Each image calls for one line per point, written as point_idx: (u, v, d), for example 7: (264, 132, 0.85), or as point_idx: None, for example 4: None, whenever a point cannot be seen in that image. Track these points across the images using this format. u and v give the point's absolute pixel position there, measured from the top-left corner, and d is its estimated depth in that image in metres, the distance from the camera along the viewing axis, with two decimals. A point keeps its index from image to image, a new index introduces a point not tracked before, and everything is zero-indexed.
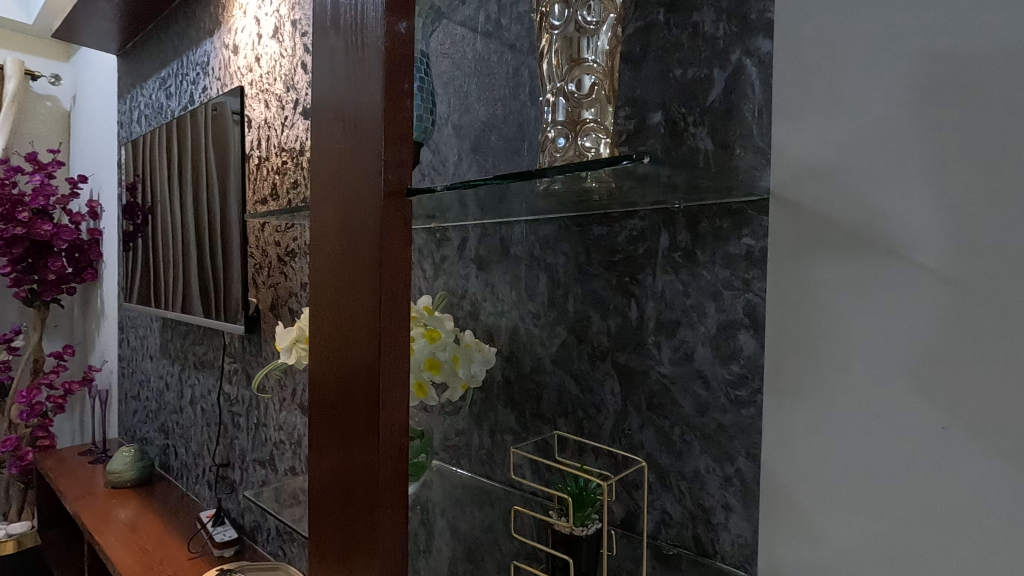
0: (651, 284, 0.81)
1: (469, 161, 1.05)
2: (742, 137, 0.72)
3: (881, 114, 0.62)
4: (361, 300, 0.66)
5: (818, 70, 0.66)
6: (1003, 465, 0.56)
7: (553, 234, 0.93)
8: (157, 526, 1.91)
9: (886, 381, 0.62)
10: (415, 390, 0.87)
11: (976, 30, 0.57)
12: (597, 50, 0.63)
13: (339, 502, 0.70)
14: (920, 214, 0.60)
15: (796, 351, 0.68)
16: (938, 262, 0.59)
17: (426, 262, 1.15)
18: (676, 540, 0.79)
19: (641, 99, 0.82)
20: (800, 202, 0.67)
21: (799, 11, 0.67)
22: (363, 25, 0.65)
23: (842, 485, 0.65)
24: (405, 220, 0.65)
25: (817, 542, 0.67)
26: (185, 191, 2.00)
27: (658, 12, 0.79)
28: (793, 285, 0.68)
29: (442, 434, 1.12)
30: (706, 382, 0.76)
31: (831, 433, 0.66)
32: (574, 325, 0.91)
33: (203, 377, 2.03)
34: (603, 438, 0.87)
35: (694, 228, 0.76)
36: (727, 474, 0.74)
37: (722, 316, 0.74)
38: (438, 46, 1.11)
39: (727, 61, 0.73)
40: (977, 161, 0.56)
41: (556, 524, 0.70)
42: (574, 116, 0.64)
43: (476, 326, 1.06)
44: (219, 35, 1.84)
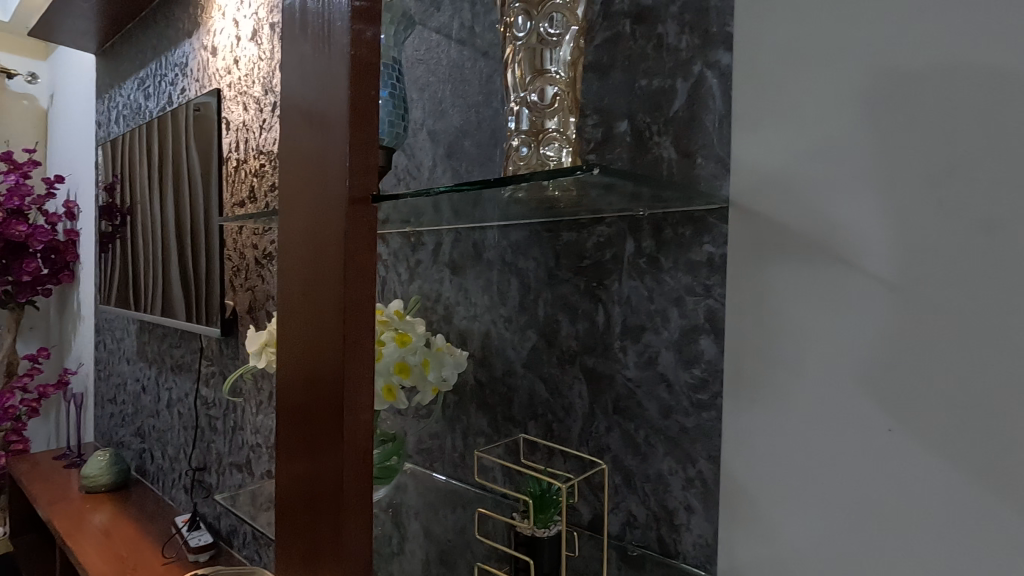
0: (617, 290, 0.83)
1: (444, 166, 1.06)
2: (703, 146, 0.74)
3: (832, 126, 0.64)
4: (326, 304, 0.66)
5: (775, 83, 0.68)
6: (944, 466, 0.58)
7: (524, 239, 0.94)
8: (132, 531, 1.89)
9: (838, 385, 0.64)
10: (386, 395, 0.87)
11: (920, 48, 0.59)
12: (560, 61, 0.65)
13: (306, 506, 0.70)
14: (868, 223, 0.62)
15: (754, 355, 0.70)
16: (884, 270, 0.61)
17: (401, 266, 1.16)
18: (641, 541, 0.80)
19: (608, 107, 0.83)
20: (757, 211, 0.69)
21: (757, 25, 0.69)
22: (329, 32, 0.66)
23: (796, 486, 0.67)
24: (371, 226, 0.66)
25: (773, 541, 0.69)
26: (164, 192, 1.98)
27: (625, 24, 0.81)
28: (751, 291, 0.70)
29: (417, 437, 1.13)
30: (669, 385, 0.77)
31: (786, 435, 0.68)
32: (543, 329, 0.92)
33: (180, 380, 2.01)
34: (571, 441, 0.89)
35: (658, 235, 0.78)
36: (688, 475, 0.76)
37: (684, 321, 0.76)
38: (413, 52, 1.12)
39: (690, 72, 0.75)
40: (921, 173, 0.59)
41: (517, 526, 0.72)
42: (537, 125, 0.65)
43: (450, 330, 1.07)
44: (198, 37, 1.83)
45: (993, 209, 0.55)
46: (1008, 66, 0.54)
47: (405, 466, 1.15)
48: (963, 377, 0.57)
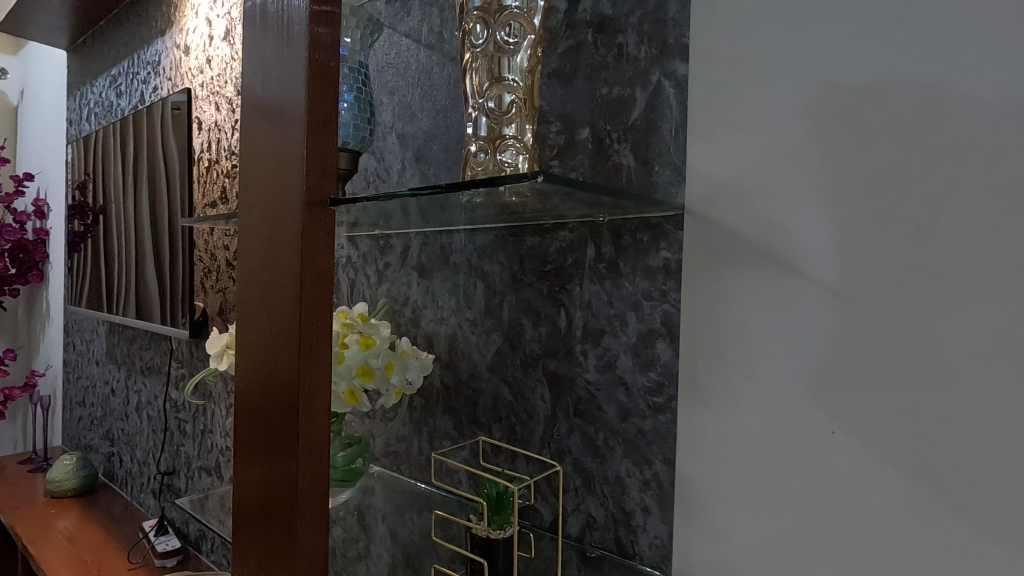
0: (579, 294, 0.84)
1: (412, 170, 1.06)
2: (661, 154, 0.75)
3: (781, 137, 0.66)
4: (283, 307, 0.66)
5: (727, 93, 0.70)
6: (883, 467, 0.60)
7: (489, 243, 0.95)
8: (98, 537, 1.85)
9: (785, 389, 0.66)
10: (347, 398, 0.85)
11: (862, 63, 0.61)
12: (517, 69, 0.66)
13: (262, 509, 0.70)
14: (814, 232, 0.64)
15: (707, 360, 0.72)
16: (829, 277, 0.63)
17: (370, 269, 1.16)
18: (599, 542, 0.81)
19: (571, 114, 0.84)
20: (710, 218, 0.71)
21: (712, 37, 0.71)
22: (288, 34, 0.66)
23: (746, 487, 0.69)
24: (328, 229, 0.66)
25: (723, 542, 0.71)
26: (137, 193, 1.96)
27: (587, 32, 0.82)
28: (705, 297, 0.72)
29: (384, 440, 1.13)
30: (627, 389, 0.79)
31: (736, 438, 0.70)
32: (507, 332, 0.93)
33: (150, 383, 1.98)
34: (534, 444, 0.89)
35: (618, 241, 0.79)
36: (645, 477, 0.77)
37: (642, 325, 0.77)
38: (383, 55, 1.12)
39: (648, 82, 0.76)
40: (863, 184, 0.61)
41: (473, 528, 0.73)
42: (493, 131, 0.66)
43: (417, 333, 1.07)
44: (171, 35, 1.81)
45: (928, 219, 0.57)
46: (942, 82, 0.57)
47: (372, 470, 1.15)
48: (900, 380, 0.59)
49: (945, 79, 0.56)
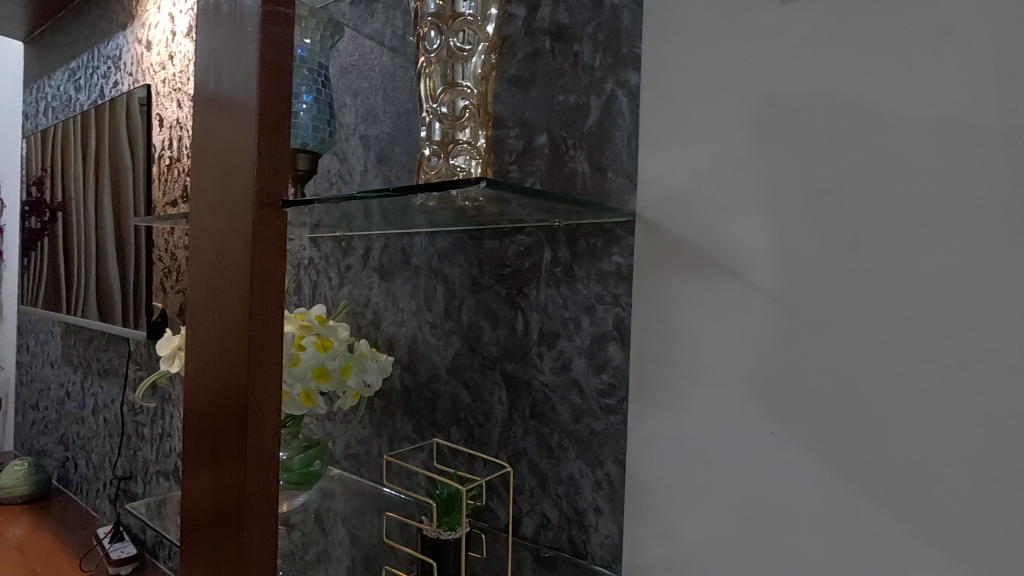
0: (535, 298, 0.85)
1: (375, 172, 1.06)
2: (614, 161, 0.77)
3: (726, 148, 0.68)
4: (233, 309, 0.66)
5: (677, 104, 0.72)
6: (818, 467, 0.62)
7: (450, 246, 0.96)
8: (49, 544, 1.80)
9: (729, 391, 0.68)
10: (302, 400, 0.86)
11: (801, 78, 0.64)
12: (471, 76, 0.67)
13: (210, 515, 0.69)
14: (756, 239, 0.66)
15: (656, 362, 0.74)
16: (770, 284, 0.65)
17: (331, 270, 1.16)
18: (553, 542, 0.83)
19: (529, 120, 0.85)
20: (661, 224, 0.73)
21: (663, 49, 0.73)
22: (240, 34, 0.66)
23: (692, 487, 0.71)
24: (280, 231, 0.66)
25: (671, 541, 0.72)
26: (97, 190, 1.91)
27: (545, 40, 0.84)
28: (654, 301, 0.74)
29: (344, 443, 1.12)
30: (581, 390, 0.80)
31: (682, 439, 0.72)
32: (466, 334, 0.94)
33: (107, 385, 1.93)
34: (491, 445, 0.90)
35: (573, 246, 0.81)
36: (598, 478, 0.79)
37: (595, 329, 0.79)
38: (347, 56, 1.12)
39: (603, 90, 0.78)
40: (801, 195, 0.63)
41: (422, 528, 0.73)
42: (447, 136, 0.67)
43: (378, 335, 1.07)
44: (133, 30, 1.77)
45: (860, 229, 0.60)
46: (873, 98, 0.59)
47: (331, 472, 1.14)
48: (834, 383, 0.61)
49: (875, 96, 0.59)
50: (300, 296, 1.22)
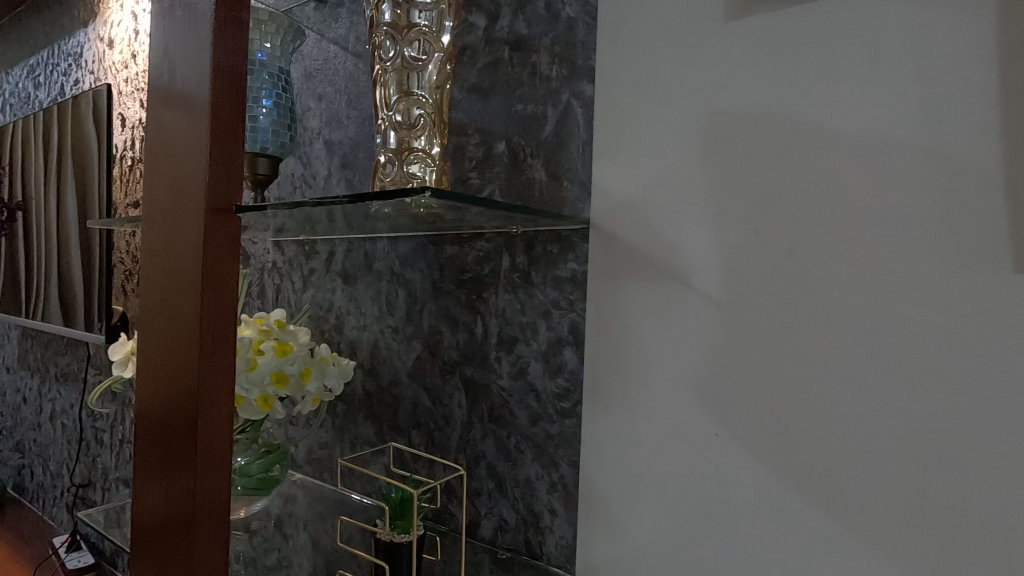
0: (494, 303, 0.86)
1: (338, 177, 1.06)
2: (569, 170, 0.79)
3: (674, 159, 0.70)
4: (184, 314, 0.65)
5: (629, 115, 0.74)
6: (759, 467, 0.65)
7: (411, 251, 0.96)
8: (2, 555, 1.74)
9: (675, 394, 0.70)
10: (260, 405, 0.85)
11: (743, 93, 0.66)
12: (425, 84, 0.68)
13: (161, 522, 0.68)
14: (702, 248, 0.68)
15: (609, 366, 0.75)
16: (714, 291, 0.67)
17: (295, 274, 1.15)
18: (510, 544, 0.84)
19: (488, 128, 0.87)
20: (613, 232, 0.75)
21: (615, 62, 0.75)
22: (193, 38, 0.66)
23: (642, 488, 0.73)
24: (233, 236, 0.66)
25: (622, 541, 0.74)
26: (57, 190, 1.87)
27: (504, 50, 0.85)
28: (607, 306, 0.76)
29: (306, 448, 1.12)
30: (537, 394, 0.82)
31: (633, 442, 0.73)
32: (427, 339, 0.94)
33: (65, 390, 1.88)
34: (451, 449, 0.91)
35: (530, 252, 0.82)
36: (553, 480, 0.80)
37: (551, 333, 0.81)
38: (311, 60, 1.12)
39: (559, 100, 0.80)
40: (743, 206, 0.66)
41: (376, 532, 0.74)
42: (402, 144, 0.68)
43: (340, 340, 1.07)
44: (94, 28, 1.74)
45: (798, 239, 0.63)
46: (809, 114, 0.62)
47: (294, 477, 1.14)
48: (774, 387, 0.64)
49: (810, 112, 0.62)
50: (262, 300, 1.21)
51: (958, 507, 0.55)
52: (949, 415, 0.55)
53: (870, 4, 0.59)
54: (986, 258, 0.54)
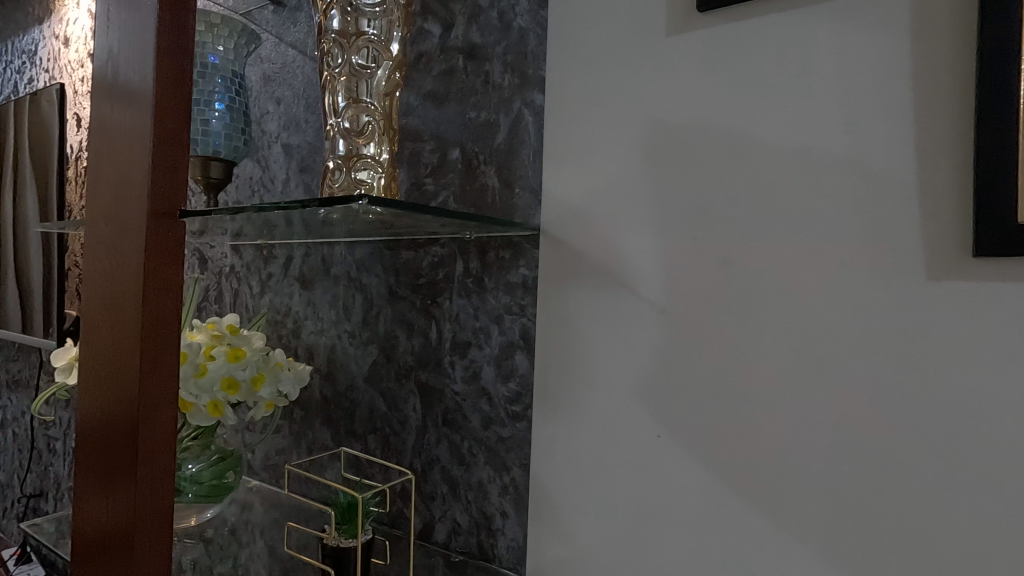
0: (448, 307, 0.87)
1: (296, 181, 1.06)
2: (521, 177, 0.80)
3: (619, 168, 0.72)
4: (126, 319, 0.65)
5: (577, 125, 0.76)
6: (697, 468, 0.67)
7: (367, 256, 0.97)
8: None
9: (620, 397, 0.72)
10: (210, 411, 0.85)
11: (683, 105, 0.68)
12: (374, 92, 0.69)
13: (102, 531, 0.67)
14: (645, 254, 0.70)
15: (557, 370, 0.77)
16: (656, 296, 0.69)
17: (252, 279, 1.14)
18: (462, 547, 0.84)
19: (442, 135, 0.88)
20: (561, 238, 0.77)
21: (563, 73, 0.77)
22: (138, 41, 0.65)
23: (589, 489, 0.74)
24: (177, 241, 0.65)
25: (569, 541, 0.76)
26: (10, 191, 1.81)
27: (458, 58, 0.86)
28: (556, 311, 0.77)
29: (263, 454, 1.11)
30: (489, 398, 0.83)
31: (580, 444, 0.75)
32: (383, 344, 0.95)
33: (17, 397, 1.82)
34: (406, 453, 0.91)
35: (483, 258, 0.83)
36: (504, 482, 0.81)
37: (503, 338, 0.82)
38: (270, 63, 1.11)
39: (511, 109, 0.81)
40: (683, 214, 0.68)
41: (323, 538, 0.75)
42: (351, 151, 0.69)
43: (298, 345, 1.07)
44: (49, 25, 1.70)
45: (733, 247, 0.65)
46: (743, 127, 0.65)
47: (250, 483, 1.13)
48: (711, 390, 0.66)
49: (745, 125, 0.65)
50: (220, 305, 1.20)
51: (881, 504, 0.57)
52: (872, 416, 0.58)
53: (799, 23, 0.62)
54: (902, 266, 0.57)
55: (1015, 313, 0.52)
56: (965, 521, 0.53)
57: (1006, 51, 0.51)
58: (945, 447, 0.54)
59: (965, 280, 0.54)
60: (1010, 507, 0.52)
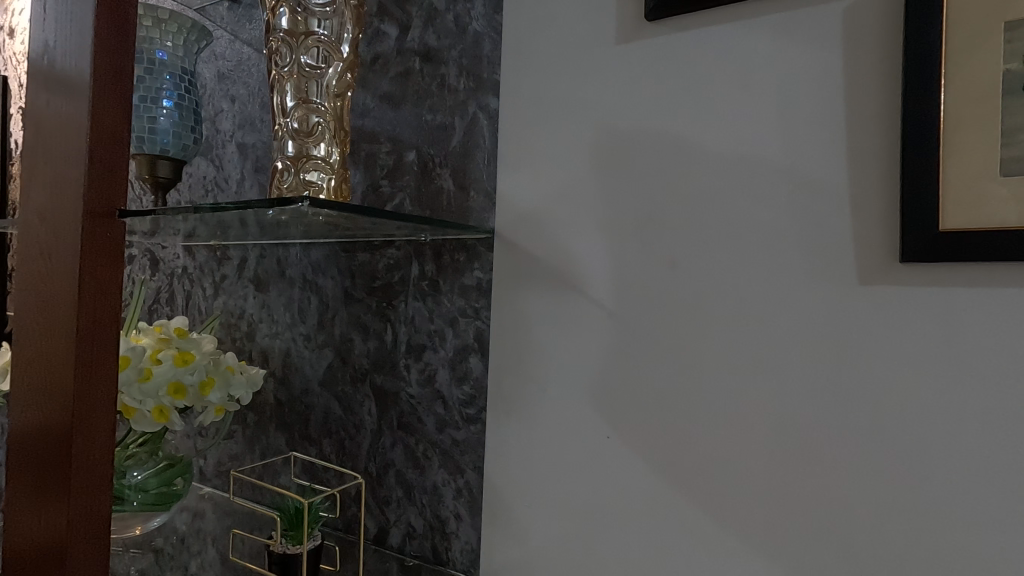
0: (403, 310, 0.86)
1: (251, 181, 1.04)
2: (476, 180, 0.81)
3: (572, 173, 0.73)
4: (61, 322, 0.62)
5: (532, 130, 0.77)
6: (646, 468, 0.68)
7: (323, 258, 0.95)
8: None
9: (572, 399, 0.73)
10: (155, 416, 0.82)
11: (632, 112, 0.70)
12: (323, 93, 0.69)
13: (34, 541, 0.64)
14: (596, 258, 0.71)
15: (511, 372, 0.77)
16: (606, 300, 0.71)
17: (205, 280, 1.11)
18: (417, 551, 0.84)
19: (398, 136, 0.87)
20: (516, 241, 0.77)
21: (517, 79, 0.78)
22: (74, 34, 0.63)
23: (542, 490, 0.75)
24: (116, 240, 0.64)
25: (522, 543, 0.76)
26: None
27: (414, 60, 0.86)
28: (510, 315, 0.78)
29: (216, 459, 1.09)
30: (444, 402, 0.83)
31: (533, 445, 0.76)
32: (338, 347, 0.94)
33: None
34: (361, 457, 0.91)
35: (438, 261, 0.83)
36: (458, 486, 0.81)
37: (458, 341, 0.82)
38: (225, 60, 1.09)
39: (466, 112, 0.81)
40: (633, 219, 0.69)
41: (269, 545, 0.75)
42: (300, 151, 0.68)
43: (252, 348, 1.05)
44: None
45: (679, 253, 0.66)
46: (689, 135, 0.66)
47: (202, 491, 1.11)
48: (659, 392, 0.67)
49: (691, 134, 0.66)
50: (171, 307, 1.16)
51: (816, 501, 0.59)
52: (809, 416, 0.60)
53: (741, 35, 0.64)
54: (836, 272, 0.59)
55: (937, 316, 0.54)
56: (893, 516, 0.56)
57: (928, 66, 0.54)
58: (876, 446, 0.57)
59: (894, 284, 0.56)
60: (933, 502, 0.54)
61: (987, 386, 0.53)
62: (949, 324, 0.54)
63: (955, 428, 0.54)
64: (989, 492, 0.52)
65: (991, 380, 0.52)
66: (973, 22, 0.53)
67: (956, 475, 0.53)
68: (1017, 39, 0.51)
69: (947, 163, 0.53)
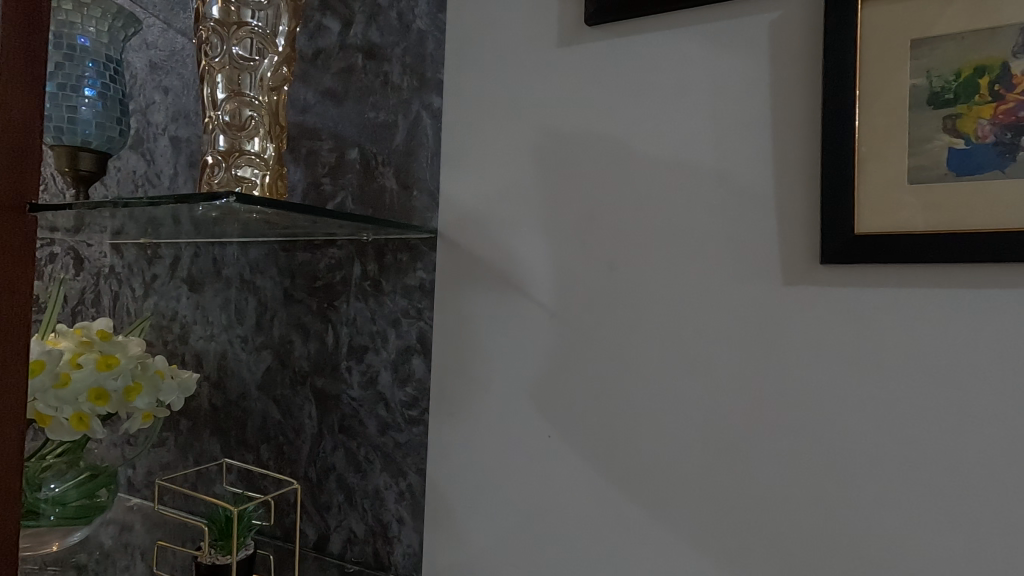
0: (345, 311, 0.85)
1: (185, 176, 1.00)
2: (419, 180, 0.80)
3: (515, 174, 0.74)
4: None
5: (476, 130, 0.77)
6: (586, 467, 0.69)
7: (262, 257, 0.92)
8: None
9: (515, 400, 0.73)
10: (75, 425, 0.77)
11: (573, 116, 0.71)
12: (257, 87, 0.66)
13: None
14: (538, 259, 0.72)
15: (454, 373, 0.77)
16: (549, 301, 0.71)
17: (135, 279, 1.06)
18: (358, 557, 0.82)
19: (340, 133, 0.85)
20: (459, 242, 0.77)
21: (461, 79, 0.78)
22: None
23: (485, 491, 0.75)
24: (26, 236, 0.57)
25: (465, 544, 0.76)
26: None
27: (357, 57, 0.84)
28: (453, 316, 0.77)
29: (146, 468, 1.04)
30: (386, 403, 0.81)
31: (476, 445, 0.75)
32: (278, 349, 0.91)
33: None
34: (300, 463, 0.88)
35: (380, 260, 0.82)
36: (401, 489, 0.80)
37: (400, 342, 0.81)
38: (157, 49, 1.04)
39: (409, 110, 0.81)
40: (574, 221, 0.70)
41: (197, 556, 0.72)
42: (232, 146, 0.66)
43: (186, 351, 1.00)
44: None
45: (617, 254, 0.68)
46: (627, 140, 0.68)
47: (131, 501, 1.05)
48: (599, 391, 0.69)
49: (630, 138, 0.68)
50: (97, 308, 1.10)
51: (745, 493, 0.62)
52: (738, 412, 0.62)
53: (676, 44, 0.66)
54: (763, 274, 0.61)
55: (854, 315, 0.58)
56: (813, 507, 0.59)
57: (845, 79, 0.57)
58: (798, 439, 0.60)
59: (815, 285, 0.59)
60: (850, 491, 0.58)
61: (895, 381, 0.56)
62: (863, 322, 0.57)
63: (869, 421, 0.57)
64: (899, 481, 0.56)
65: (901, 375, 0.56)
66: (884, 39, 0.56)
67: (869, 466, 0.57)
68: (922, 57, 0.55)
69: (862, 172, 0.57)
